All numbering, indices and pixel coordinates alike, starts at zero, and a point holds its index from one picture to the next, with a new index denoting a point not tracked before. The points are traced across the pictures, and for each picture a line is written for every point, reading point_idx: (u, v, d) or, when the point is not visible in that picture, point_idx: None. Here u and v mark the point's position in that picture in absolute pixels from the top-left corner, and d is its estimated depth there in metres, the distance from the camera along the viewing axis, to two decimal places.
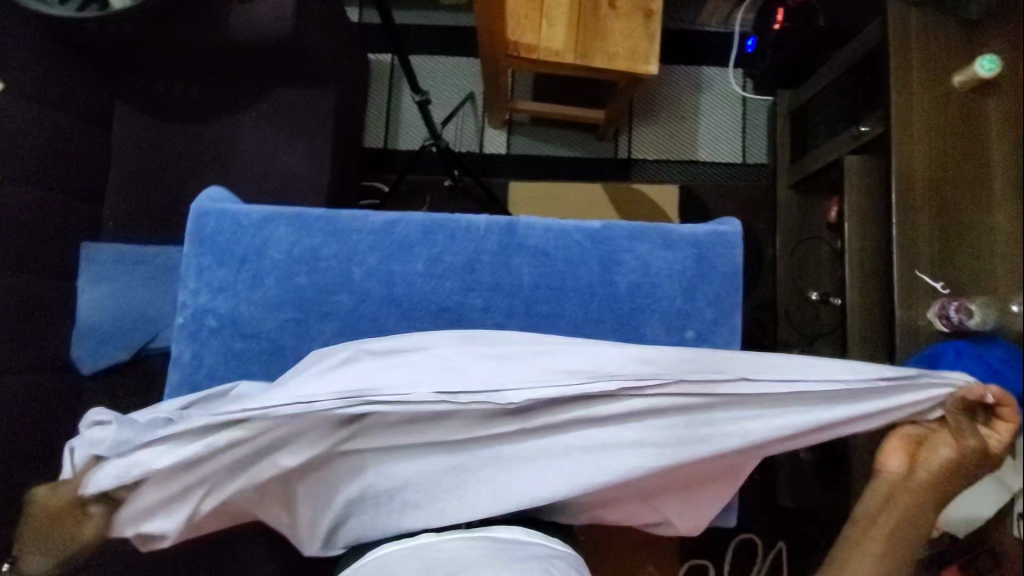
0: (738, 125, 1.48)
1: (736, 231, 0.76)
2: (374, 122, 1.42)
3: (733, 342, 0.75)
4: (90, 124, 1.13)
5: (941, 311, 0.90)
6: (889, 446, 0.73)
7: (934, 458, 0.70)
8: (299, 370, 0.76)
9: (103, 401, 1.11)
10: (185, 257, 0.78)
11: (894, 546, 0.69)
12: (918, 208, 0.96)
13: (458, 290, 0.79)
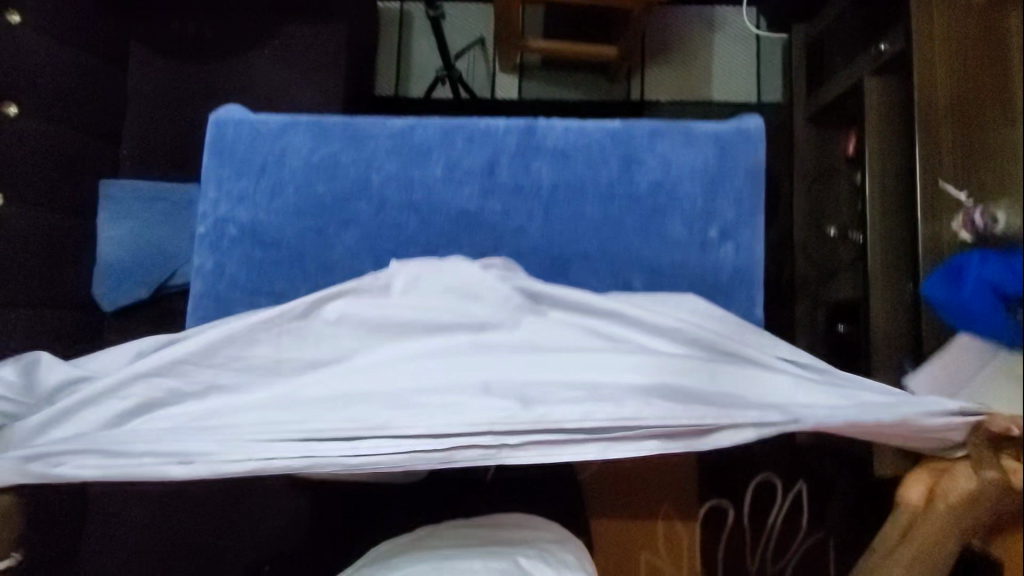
0: (753, 64, 1.46)
1: (759, 127, 0.76)
2: (386, 66, 1.37)
3: (756, 239, 0.75)
4: (106, 62, 1.13)
5: (965, 219, 0.88)
6: (912, 481, 0.81)
7: (951, 492, 0.76)
8: (331, 271, 0.78)
9: (124, 338, 1.13)
10: (205, 166, 0.78)
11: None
12: (941, 123, 0.95)
13: (476, 195, 0.80)
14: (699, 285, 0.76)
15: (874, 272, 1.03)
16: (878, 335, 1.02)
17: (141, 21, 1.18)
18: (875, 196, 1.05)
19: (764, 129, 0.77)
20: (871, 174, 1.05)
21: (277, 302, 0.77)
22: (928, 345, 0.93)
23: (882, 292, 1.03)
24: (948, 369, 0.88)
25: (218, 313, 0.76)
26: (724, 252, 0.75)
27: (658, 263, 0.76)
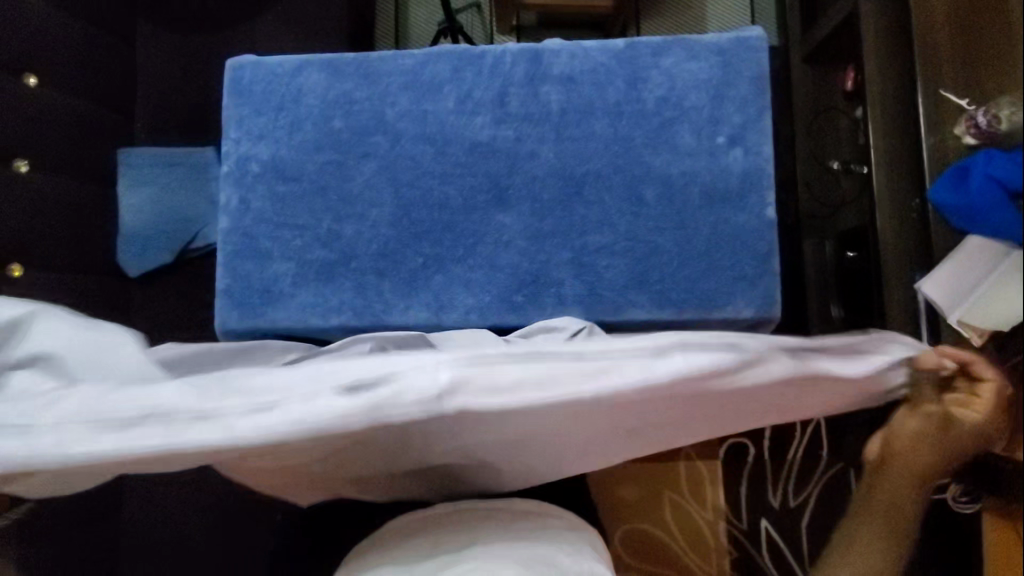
0: (747, 10, 1.47)
1: (760, 35, 0.77)
2: (383, 31, 1.39)
3: (764, 142, 0.76)
4: (114, 36, 1.15)
5: (970, 123, 0.91)
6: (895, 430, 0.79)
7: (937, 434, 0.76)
8: (348, 205, 0.78)
9: (145, 304, 1.15)
10: (226, 109, 0.81)
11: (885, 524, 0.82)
12: (939, 33, 0.99)
13: (489, 124, 0.78)
14: (711, 192, 0.76)
15: (882, 190, 1.04)
16: (890, 251, 1.02)
17: None
18: (878, 115, 1.05)
19: (765, 38, 0.78)
20: (873, 95, 1.06)
21: (301, 234, 0.78)
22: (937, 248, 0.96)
23: (890, 207, 1.03)
24: (960, 271, 0.91)
25: (246, 248, 0.79)
26: (734, 158, 0.76)
27: (672, 176, 0.76)
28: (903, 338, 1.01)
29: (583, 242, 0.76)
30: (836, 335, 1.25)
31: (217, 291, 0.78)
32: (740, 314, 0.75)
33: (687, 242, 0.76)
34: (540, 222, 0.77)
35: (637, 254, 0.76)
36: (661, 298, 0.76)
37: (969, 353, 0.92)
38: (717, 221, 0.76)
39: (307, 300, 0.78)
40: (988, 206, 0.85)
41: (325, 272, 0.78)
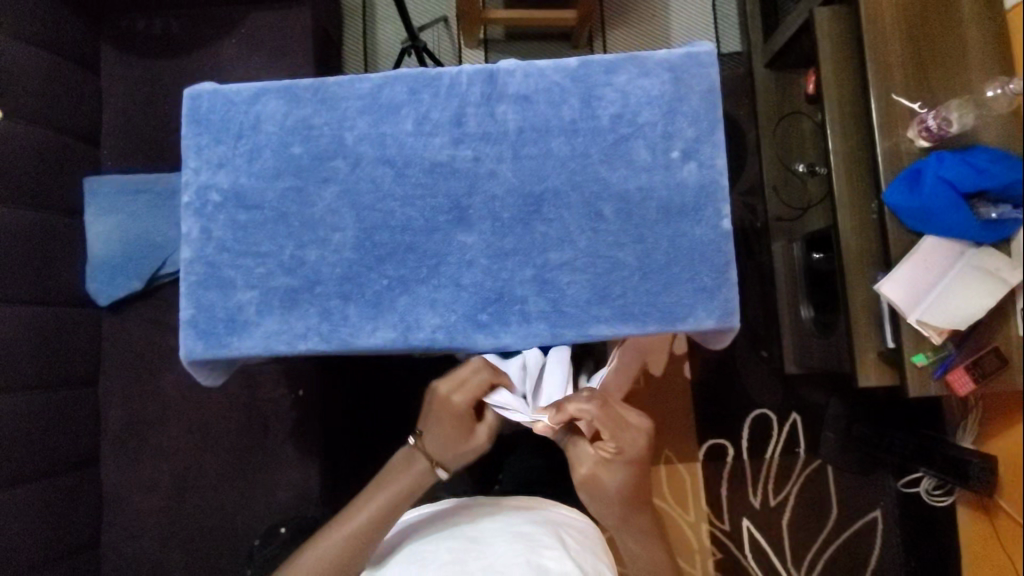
0: (710, 16, 1.48)
1: (709, 50, 0.78)
2: (352, 51, 1.39)
3: (718, 154, 0.78)
4: (80, 66, 1.15)
5: (920, 128, 0.96)
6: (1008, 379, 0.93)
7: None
8: (310, 231, 0.79)
9: (123, 331, 1.16)
10: (183, 137, 0.81)
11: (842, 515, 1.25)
12: (890, 38, 0.99)
13: (448, 144, 0.79)
14: (667, 206, 0.77)
15: (843, 193, 1.06)
16: (852, 253, 1.04)
17: (109, 24, 1.20)
18: (835, 120, 1.07)
19: (715, 53, 0.79)
20: (830, 100, 1.08)
21: (264, 261, 0.79)
22: (896, 249, 0.97)
23: (851, 210, 1.05)
24: (916, 274, 0.94)
25: (210, 277, 0.79)
26: (688, 171, 0.78)
27: (629, 191, 0.77)
28: (869, 337, 1.03)
29: (544, 259, 0.77)
30: (807, 337, 1.26)
31: (181, 322, 0.78)
32: (701, 324, 0.76)
33: (646, 256, 0.77)
34: (501, 240, 0.78)
35: (598, 269, 0.77)
36: (623, 311, 0.76)
37: (928, 351, 0.96)
38: (675, 234, 0.77)
39: (272, 326, 0.78)
40: (942, 207, 0.92)
41: (290, 298, 0.78)
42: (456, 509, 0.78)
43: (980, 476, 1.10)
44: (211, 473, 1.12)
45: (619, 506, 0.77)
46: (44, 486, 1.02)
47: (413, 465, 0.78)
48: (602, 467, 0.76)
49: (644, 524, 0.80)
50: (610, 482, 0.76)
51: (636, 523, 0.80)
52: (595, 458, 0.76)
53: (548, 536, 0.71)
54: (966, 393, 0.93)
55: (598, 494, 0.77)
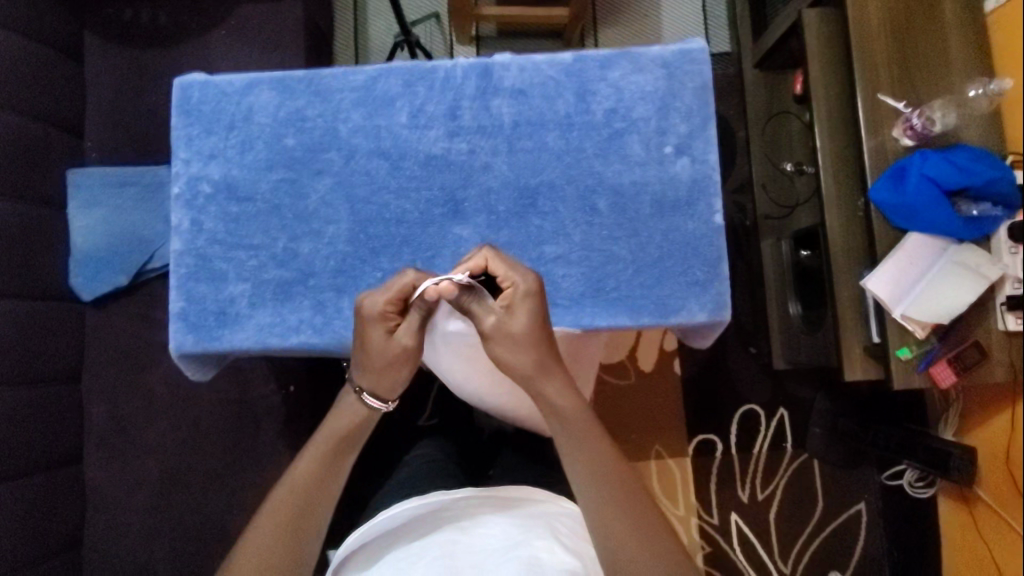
0: (700, 15, 1.49)
1: (702, 46, 0.79)
2: (343, 44, 1.38)
3: (710, 149, 0.79)
4: (64, 56, 1.13)
5: (905, 126, 0.98)
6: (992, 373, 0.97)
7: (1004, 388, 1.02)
8: (303, 224, 0.78)
9: (109, 326, 1.14)
10: (173, 128, 0.80)
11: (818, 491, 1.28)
12: (876, 38, 1.01)
13: (443, 138, 0.79)
14: (661, 200, 0.78)
15: (830, 191, 1.07)
16: (839, 250, 1.06)
17: (93, 14, 1.18)
18: (822, 118, 1.09)
19: (707, 49, 0.80)
20: (817, 99, 1.10)
21: (256, 253, 0.78)
22: (882, 245, 0.99)
23: (838, 208, 1.07)
24: (901, 269, 0.96)
25: (201, 269, 0.78)
26: (681, 166, 0.78)
27: (623, 186, 0.78)
28: (855, 332, 1.05)
29: (539, 252, 0.78)
30: (795, 332, 1.28)
31: (171, 315, 0.77)
32: (694, 317, 0.77)
33: (639, 249, 0.78)
34: (496, 234, 0.78)
35: (593, 263, 0.77)
36: (617, 304, 0.77)
37: (911, 344, 0.97)
38: (668, 228, 0.78)
39: (265, 320, 0.77)
40: (927, 204, 0.94)
41: (283, 291, 0.78)
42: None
43: (960, 467, 1.14)
44: (200, 470, 1.11)
45: (530, 356, 0.64)
46: (28, 483, 1.00)
47: (346, 408, 0.69)
48: (510, 329, 0.63)
49: (561, 387, 0.66)
50: (522, 339, 0.63)
51: (557, 379, 0.66)
52: (493, 319, 0.64)
53: (541, 524, 0.72)
54: (948, 385, 0.95)
55: (515, 348, 0.63)
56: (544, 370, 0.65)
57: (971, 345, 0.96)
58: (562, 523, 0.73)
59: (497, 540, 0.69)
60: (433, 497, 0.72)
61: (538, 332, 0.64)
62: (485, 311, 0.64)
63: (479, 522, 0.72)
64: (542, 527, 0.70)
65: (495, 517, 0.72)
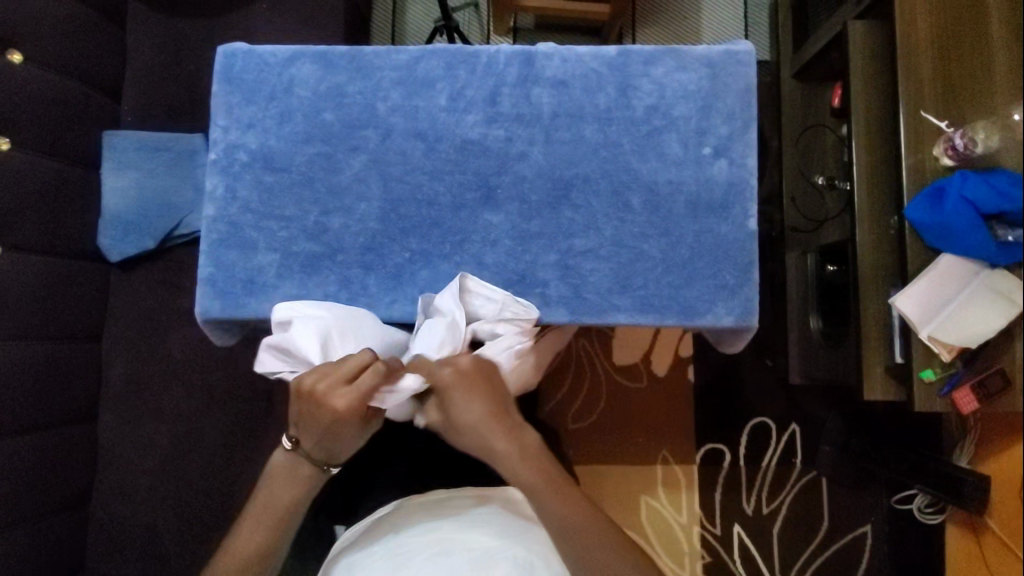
0: (740, 22, 1.48)
1: (748, 49, 0.78)
2: (380, 24, 1.38)
3: (749, 153, 0.78)
4: (107, 18, 1.14)
5: (947, 145, 0.96)
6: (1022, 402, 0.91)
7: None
8: (335, 200, 0.78)
9: (133, 290, 1.15)
10: (214, 95, 0.80)
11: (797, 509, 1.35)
12: (922, 54, 0.99)
13: (480, 123, 0.78)
14: (696, 201, 0.77)
15: (862, 206, 1.06)
16: (868, 266, 1.05)
17: None
18: (860, 133, 1.08)
19: (754, 51, 0.79)
20: (858, 112, 1.08)
21: (287, 225, 0.78)
22: (913, 264, 0.97)
23: (869, 224, 1.06)
24: (932, 289, 0.93)
25: (232, 236, 0.78)
26: (719, 168, 0.77)
27: (658, 184, 0.77)
28: (876, 352, 1.04)
29: (568, 245, 0.77)
30: (814, 348, 1.26)
31: (199, 279, 0.78)
32: (720, 321, 0.76)
33: (670, 249, 0.77)
34: (528, 223, 0.77)
35: (622, 259, 0.77)
36: (644, 304, 0.76)
37: (937, 366, 0.96)
38: (701, 230, 0.77)
39: (291, 291, 0.77)
40: (960, 226, 0.90)
41: (311, 264, 0.78)
42: (429, 501, 0.75)
43: (973, 495, 1.11)
44: (212, 438, 1.12)
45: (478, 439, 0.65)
46: (43, 437, 1.02)
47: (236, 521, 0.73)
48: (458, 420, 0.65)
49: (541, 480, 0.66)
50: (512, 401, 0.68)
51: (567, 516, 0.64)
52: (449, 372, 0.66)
53: (541, 526, 0.73)
54: (970, 411, 0.93)
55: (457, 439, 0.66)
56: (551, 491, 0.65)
57: (996, 369, 0.92)
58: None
59: (498, 542, 0.69)
60: (433, 496, 0.76)
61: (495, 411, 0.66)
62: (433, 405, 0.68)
63: (479, 523, 0.71)
64: (537, 532, 0.71)
65: (494, 519, 0.72)
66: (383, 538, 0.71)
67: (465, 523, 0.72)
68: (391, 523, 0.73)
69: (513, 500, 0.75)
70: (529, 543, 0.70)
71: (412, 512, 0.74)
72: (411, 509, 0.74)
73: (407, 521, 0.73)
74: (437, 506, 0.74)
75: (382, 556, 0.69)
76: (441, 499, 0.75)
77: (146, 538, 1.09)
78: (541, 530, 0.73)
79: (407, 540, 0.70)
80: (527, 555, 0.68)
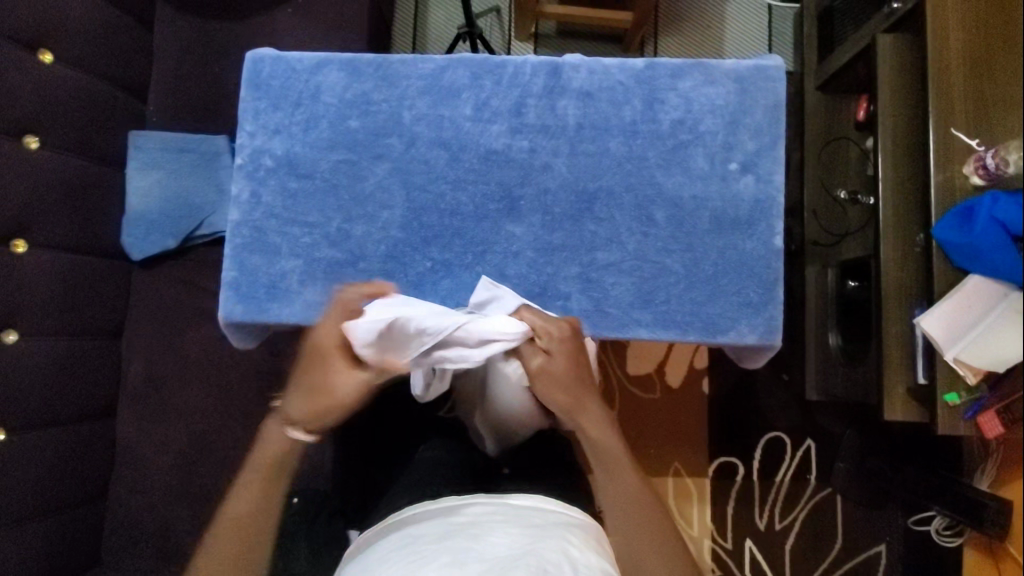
0: (765, 32, 1.46)
1: (778, 63, 0.77)
2: (403, 28, 1.38)
3: (777, 169, 0.77)
4: (135, 19, 1.15)
5: (977, 164, 0.94)
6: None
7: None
8: (359, 207, 0.78)
9: (153, 289, 1.17)
10: (241, 100, 0.81)
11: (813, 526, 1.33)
12: (954, 71, 0.98)
13: (505, 133, 0.78)
14: (721, 217, 0.76)
15: (887, 223, 1.05)
16: (892, 284, 1.03)
17: None
18: (887, 149, 1.07)
19: (784, 65, 0.78)
20: (885, 128, 1.07)
21: (310, 231, 0.79)
22: (939, 284, 0.96)
23: (894, 241, 1.04)
24: (956, 312, 0.92)
25: (256, 241, 0.79)
26: (745, 184, 0.77)
27: (683, 199, 0.77)
28: (898, 371, 1.03)
29: (591, 258, 0.77)
30: (833, 364, 1.25)
31: (222, 283, 0.78)
32: (743, 339, 0.75)
33: (694, 265, 0.76)
34: (551, 235, 0.77)
35: (645, 274, 0.76)
36: (666, 319, 0.76)
37: (961, 390, 0.94)
38: (725, 246, 0.76)
39: (313, 297, 0.78)
40: (990, 246, 0.87)
41: (333, 270, 0.78)
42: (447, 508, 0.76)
43: (994, 520, 1.09)
44: (227, 438, 1.13)
45: (569, 394, 0.72)
46: (64, 431, 1.03)
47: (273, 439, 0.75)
48: (551, 372, 0.71)
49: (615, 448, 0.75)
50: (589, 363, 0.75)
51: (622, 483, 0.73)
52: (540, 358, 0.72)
53: (553, 533, 0.70)
54: (993, 436, 0.93)
55: (543, 389, 0.72)
56: (613, 466, 0.74)
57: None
58: (575, 535, 0.71)
59: (507, 546, 0.66)
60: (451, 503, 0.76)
61: (579, 371, 0.73)
62: (530, 353, 0.72)
63: (490, 532, 0.69)
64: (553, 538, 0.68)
65: (506, 530, 0.70)
66: (396, 542, 0.71)
67: (478, 531, 0.70)
68: (406, 528, 0.73)
69: (531, 511, 0.75)
70: (542, 547, 0.66)
71: (429, 518, 0.74)
72: (430, 514, 0.75)
73: (421, 527, 0.72)
74: (454, 514, 0.74)
75: (390, 555, 0.68)
76: (458, 507, 0.75)
77: (159, 535, 1.10)
78: (556, 536, 0.69)
79: (418, 543, 0.69)
80: (538, 559, 0.64)
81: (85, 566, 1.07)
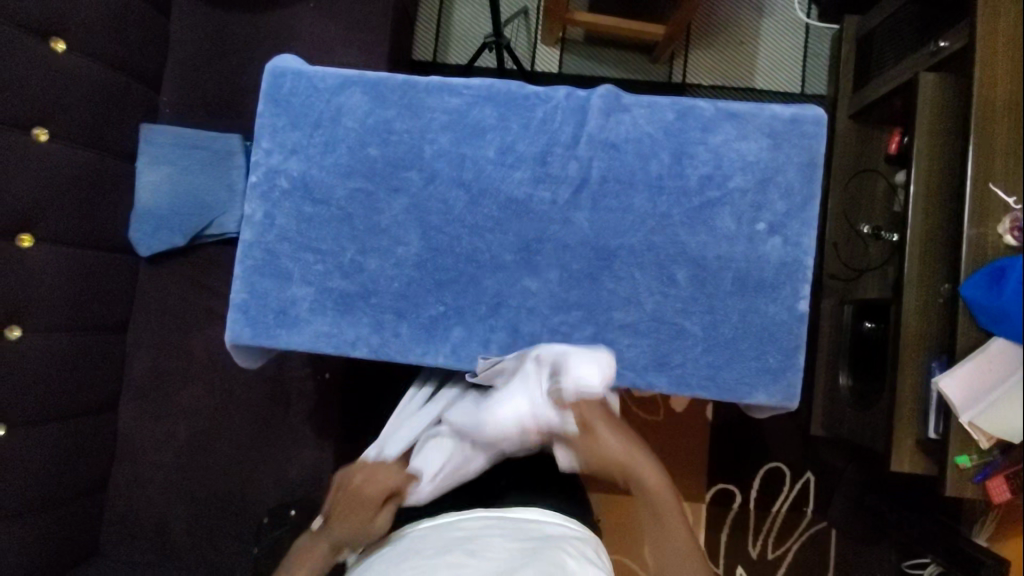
0: (799, 53, 1.42)
1: (816, 120, 0.74)
2: (426, 27, 1.34)
3: (806, 233, 0.74)
4: (151, 6, 1.11)
5: (1013, 225, 0.91)
6: None
7: None
8: (373, 241, 0.76)
9: (161, 285, 1.15)
10: (259, 116, 0.78)
11: (806, 558, 1.34)
12: (996, 124, 0.94)
13: (529, 176, 0.75)
14: (745, 279, 0.74)
15: (912, 274, 1.02)
16: (911, 336, 1.01)
17: None
18: (920, 197, 1.03)
19: (822, 122, 0.74)
20: (918, 175, 1.03)
21: (323, 259, 0.76)
22: (962, 344, 0.94)
23: (917, 294, 1.02)
24: (978, 375, 0.90)
25: (267, 265, 0.77)
26: (772, 246, 0.74)
27: (706, 258, 0.74)
28: (909, 424, 1.02)
29: (607, 317, 0.74)
30: (841, 403, 1.24)
31: (231, 305, 0.76)
32: (758, 404, 0.74)
33: (713, 328, 0.74)
34: (567, 290, 0.75)
35: (661, 335, 0.74)
36: (680, 381, 0.74)
37: (973, 453, 0.93)
38: (748, 310, 0.74)
39: (323, 328, 0.76)
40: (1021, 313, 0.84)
41: (344, 302, 0.76)
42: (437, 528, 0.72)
43: None
44: (229, 440, 1.12)
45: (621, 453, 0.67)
46: (67, 426, 1.03)
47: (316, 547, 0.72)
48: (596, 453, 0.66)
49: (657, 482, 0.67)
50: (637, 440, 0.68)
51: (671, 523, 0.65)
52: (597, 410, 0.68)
53: (547, 547, 0.67)
54: (1001, 501, 0.92)
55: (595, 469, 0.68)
56: (653, 497, 0.66)
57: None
58: (570, 547, 0.68)
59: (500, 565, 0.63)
60: (440, 522, 0.72)
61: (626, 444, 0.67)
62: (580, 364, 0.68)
63: (486, 548, 0.66)
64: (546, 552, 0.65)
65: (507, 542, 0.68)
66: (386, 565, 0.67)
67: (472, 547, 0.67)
68: (395, 550, 0.70)
69: (526, 523, 0.73)
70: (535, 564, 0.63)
71: (418, 539, 0.70)
72: (421, 533, 0.71)
73: (411, 549, 0.69)
74: (447, 529, 0.71)
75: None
76: (447, 526, 0.72)
77: (158, 531, 1.11)
78: (552, 549, 0.67)
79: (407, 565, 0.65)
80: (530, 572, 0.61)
81: (82, 559, 1.08)
